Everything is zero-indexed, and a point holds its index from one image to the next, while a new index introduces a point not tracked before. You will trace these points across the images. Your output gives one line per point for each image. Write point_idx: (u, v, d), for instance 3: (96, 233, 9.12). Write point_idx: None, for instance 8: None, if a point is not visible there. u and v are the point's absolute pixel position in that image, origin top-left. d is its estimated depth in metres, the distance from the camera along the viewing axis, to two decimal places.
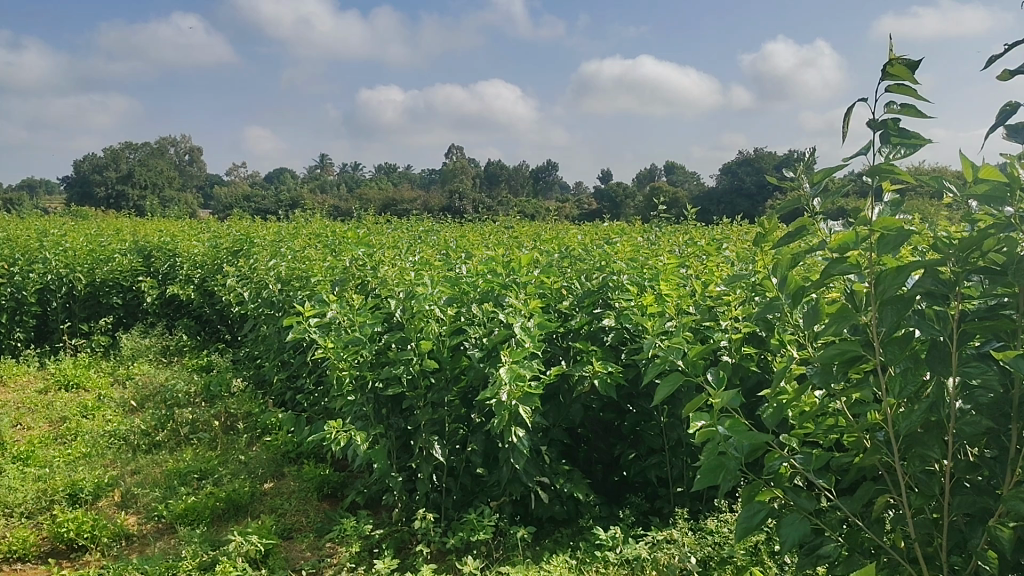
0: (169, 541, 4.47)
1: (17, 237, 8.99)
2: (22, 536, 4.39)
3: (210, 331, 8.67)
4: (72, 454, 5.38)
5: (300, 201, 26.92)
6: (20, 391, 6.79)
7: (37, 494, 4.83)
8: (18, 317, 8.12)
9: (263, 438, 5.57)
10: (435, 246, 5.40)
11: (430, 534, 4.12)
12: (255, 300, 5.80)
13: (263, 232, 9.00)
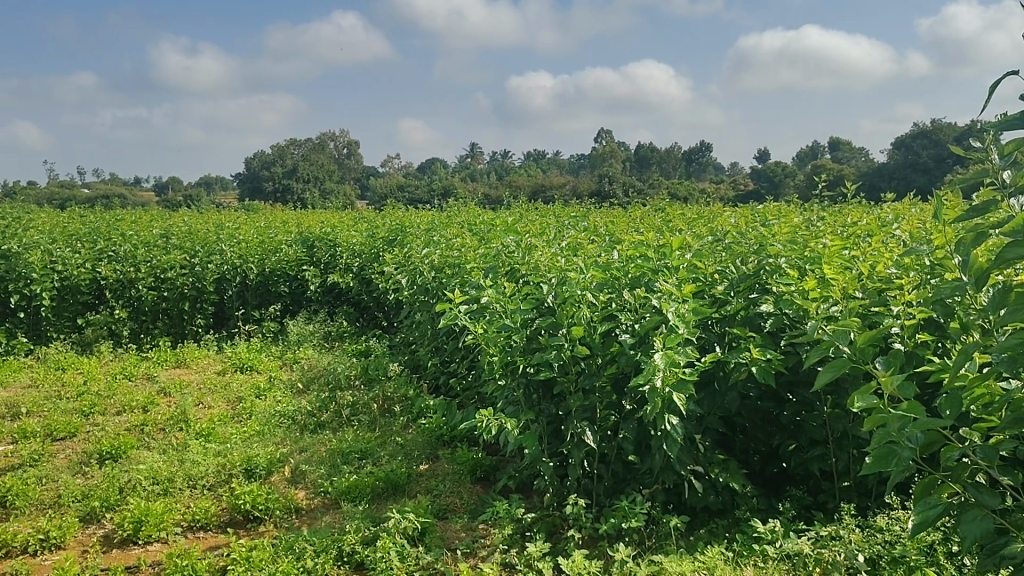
0: (335, 516, 4.72)
1: (198, 230, 9.76)
2: (204, 507, 4.78)
3: (368, 318, 9.07)
4: (247, 431, 5.78)
5: (452, 190, 27.64)
6: (202, 372, 7.38)
7: (217, 468, 5.24)
8: (200, 304, 8.80)
9: (418, 420, 5.75)
10: (584, 232, 5.37)
11: (582, 520, 4.12)
12: (410, 287, 5.99)
13: (417, 221, 9.30)
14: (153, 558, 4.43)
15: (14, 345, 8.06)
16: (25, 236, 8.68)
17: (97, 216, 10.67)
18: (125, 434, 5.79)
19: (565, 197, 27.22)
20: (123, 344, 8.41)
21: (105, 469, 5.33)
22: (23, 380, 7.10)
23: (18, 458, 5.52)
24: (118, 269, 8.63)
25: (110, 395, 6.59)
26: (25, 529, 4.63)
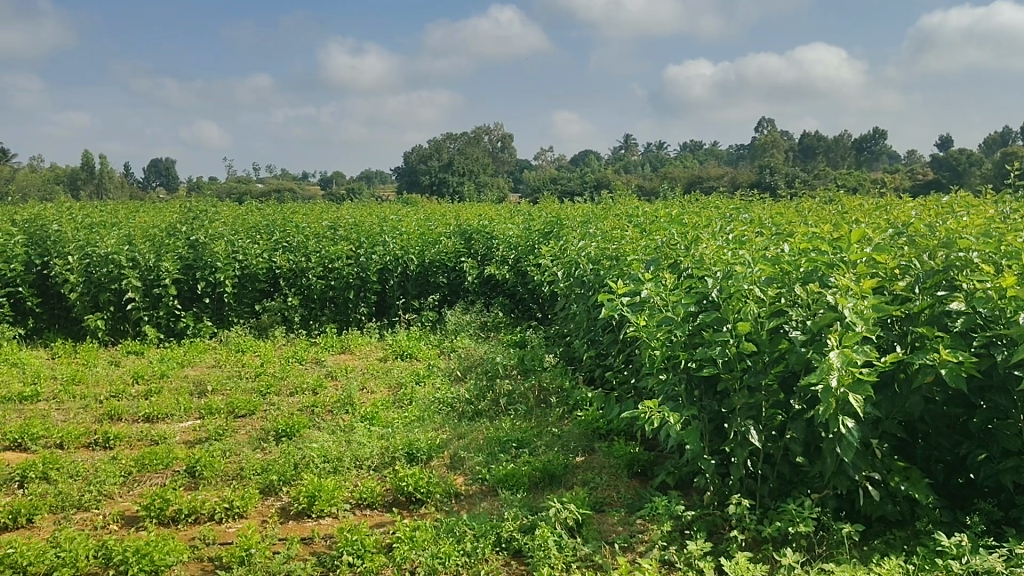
0: (493, 502, 4.82)
1: (363, 221, 10.22)
2: (371, 487, 5.01)
3: (523, 309, 9.24)
4: (409, 416, 6.00)
5: (605, 183, 27.62)
6: (365, 358, 7.73)
7: (381, 450, 5.47)
8: (364, 293, 9.23)
9: (574, 412, 5.77)
10: (751, 224, 5.20)
11: (745, 520, 4.00)
12: (566, 279, 6.01)
13: (573, 214, 9.33)
14: (325, 531, 4.71)
15: (200, 328, 8.76)
16: (211, 227, 9.36)
17: (271, 209, 11.40)
18: (298, 414, 6.16)
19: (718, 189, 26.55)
20: (293, 330, 8.97)
21: (282, 445, 5.70)
22: (208, 360, 7.70)
23: (205, 432, 6.00)
24: (291, 259, 9.21)
25: (284, 376, 7.03)
26: (213, 497, 5.06)
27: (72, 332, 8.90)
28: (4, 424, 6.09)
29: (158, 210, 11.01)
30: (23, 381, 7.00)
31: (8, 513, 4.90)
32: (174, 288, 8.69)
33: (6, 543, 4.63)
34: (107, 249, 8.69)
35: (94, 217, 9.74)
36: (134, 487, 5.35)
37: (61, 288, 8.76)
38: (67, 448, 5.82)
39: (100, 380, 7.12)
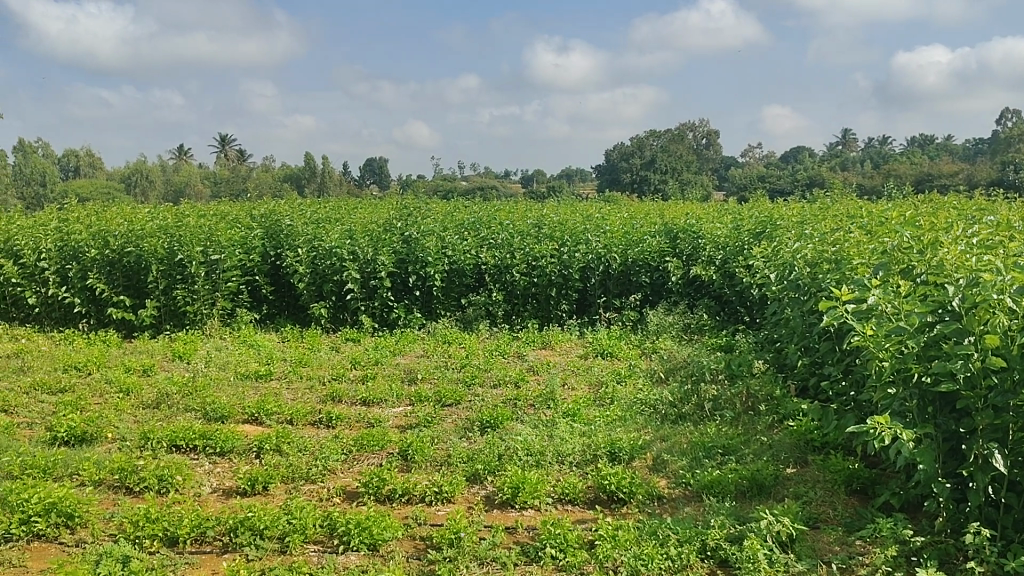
0: (697, 508, 4.72)
1: (566, 219, 10.37)
2: (573, 483, 5.07)
3: (728, 312, 9.12)
4: (610, 415, 6.02)
5: (817, 180, 26.28)
6: (566, 355, 7.86)
7: (583, 447, 5.53)
8: (565, 291, 9.43)
9: (786, 421, 5.54)
10: (1000, 228, 4.74)
11: (985, 552, 3.66)
12: (779, 282, 5.78)
13: (787, 213, 8.94)
14: (528, 523, 4.83)
15: (410, 318, 9.27)
16: (423, 223, 9.85)
17: (476, 207, 11.83)
18: (502, 406, 6.36)
19: (950, 187, 24.32)
20: (497, 324, 9.30)
21: (486, 436, 5.90)
22: (417, 350, 8.13)
23: (417, 418, 6.34)
24: (497, 254, 9.47)
25: (488, 369, 7.28)
26: (424, 480, 5.36)
27: (298, 318, 9.73)
28: (244, 399, 6.77)
29: (374, 207, 11.75)
30: (259, 362, 7.74)
31: (248, 480, 5.50)
32: (388, 281, 9.27)
33: (246, 507, 5.21)
34: (331, 243, 9.42)
35: (319, 213, 10.56)
36: (353, 465, 5.78)
37: (290, 277, 9.58)
38: (296, 425, 6.38)
39: (323, 363, 7.73)
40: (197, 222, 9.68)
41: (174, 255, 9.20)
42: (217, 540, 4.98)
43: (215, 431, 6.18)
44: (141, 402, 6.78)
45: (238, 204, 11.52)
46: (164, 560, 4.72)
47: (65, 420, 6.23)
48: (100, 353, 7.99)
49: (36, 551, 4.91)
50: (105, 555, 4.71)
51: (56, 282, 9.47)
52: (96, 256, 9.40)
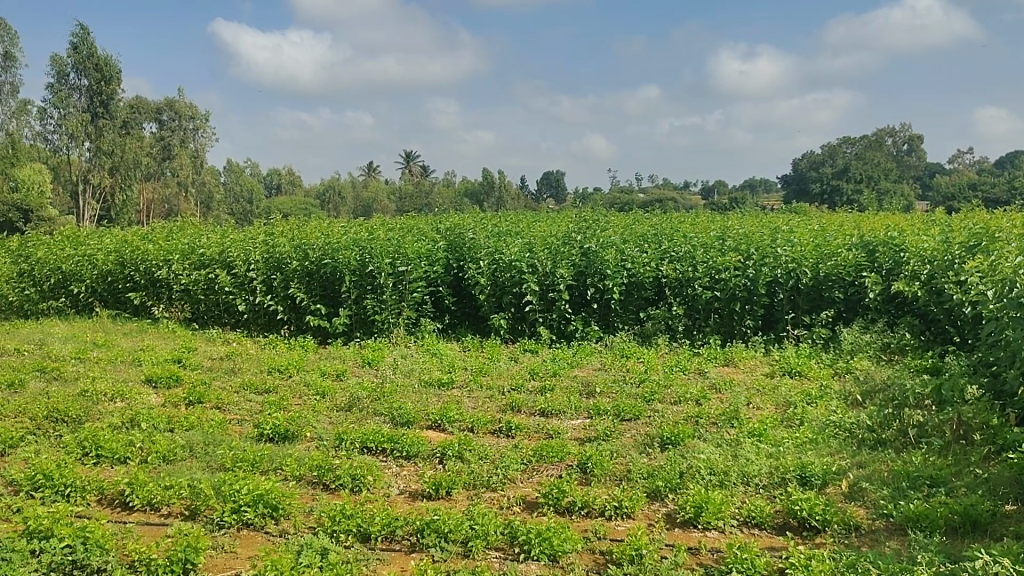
0: (900, 541, 4.41)
1: (753, 232, 10.08)
2: (761, 506, 4.87)
3: (936, 331, 8.41)
4: (801, 438, 5.76)
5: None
6: (751, 373, 7.62)
7: (771, 470, 5.32)
8: (751, 306, 9.14)
9: (1004, 453, 5.06)
10: None
11: None
12: (999, 300, 5.28)
13: (1005, 224, 8.17)
14: (712, 544, 4.68)
15: (587, 331, 9.32)
16: (602, 236, 9.90)
17: (656, 219, 11.70)
18: (683, 423, 6.23)
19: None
20: (677, 339, 9.17)
21: (667, 452, 5.82)
22: (595, 363, 8.14)
23: (595, 431, 6.35)
24: (678, 268, 9.36)
25: (669, 385, 7.17)
26: (604, 494, 5.35)
27: (478, 328, 10.03)
28: (428, 406, 7.05)
29: (552, 220, 11.91)
30: (442, 370, 8.04)
31: (433, 484, 5.73)
32: (566, 293, 9.37)
33: (432, 510, 5.43)
34: (511, 256, 9.63)
35: (499, 226, 10.86)
36: (533, 475, 5.88)
37: (471, 289, 9.91)
38: (477, 433, 6.56)
39: (503, 373, 7.91)
40: (386, 235, 10.22)
41: (365, 267, 9.76)
42: (405, 539, 5.22)
43: (402, 435, 6.48)
44: (336, 405, 7.21)
45: (422, 218, 12.05)
46: (358, 555, 5.00)
47: (270, 419, 6.75)
48: (299, 357, 8.60)
49: (244, 538, 5.35)
50: (306, 546, 5.05)
51: (261, 290, 10.29)
52: (297, 267, 10.14)
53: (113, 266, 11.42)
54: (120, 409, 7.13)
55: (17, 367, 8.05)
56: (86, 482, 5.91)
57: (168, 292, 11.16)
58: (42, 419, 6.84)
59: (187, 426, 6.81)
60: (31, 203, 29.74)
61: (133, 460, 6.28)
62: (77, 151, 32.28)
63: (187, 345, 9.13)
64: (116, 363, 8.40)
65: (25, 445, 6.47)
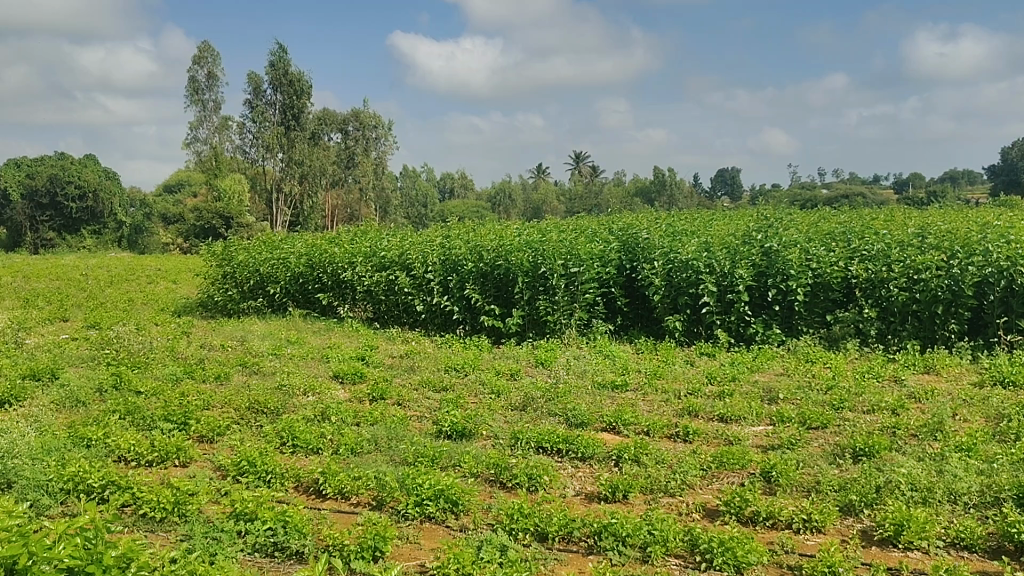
0: None
1: (959, 229, 9.33)
2: (972, 527, 4.48)
3: None
4: (1018, 454, 5.26)
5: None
6: (954, 382, 7.05)
7: (982, 488, 4.91)
8: (955, 309, 8.46)
9: None
10: None
11: None
12: None
13: None
14: (914, 566, 4.35)
15: (769, 334, 8.99)
16: (784, 235, 9.62)
17: (844, 217, 11.08)
18: (878, 434, 5.87)
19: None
20: (868, 343, 8.67)
21: (860, 465, 5.50)
22: (777, 368, 7.84)
23: (780, 439, 6.11)
24: (870, 268, 8.95)
25: (860, 393, 6.77)
26: (791, 506, 5.10)
27: (652, 330, 9.91)
28: (603, 408, 7.02)
29: (728, 219, 11.57)
30: (614, 372, 8.00)
31: (609, 486, 5.69)
32: (745, 294, 9.11)
33: (610, 513, 5.39)
34: (687, 255, 9.47)
35: (673, 227, 10.71)
36: (713, 482, 5.73)
37: (645, 289, 9.82)
38: (653, 437, 6.47)
39: (678, 376, 7.76)
40: (558, 237, 10.33)
41: (538, 269, 9.89)
42: (582, 541, 5.21)
43: (577, 436, 6.49)
44: (511, 404, 7.33)
45: (593, 219, 12.06)
46: (536, 553, 5.05)
47: (449, 416, 6.95)
48: (474, 356, 8.82)
49: (427, 531, 5.53)
50: (486, 542, 5.15)
51: (438, 291, 10.65)
52: (472, 268, 10.42)
53: (304, 267, 12.24)
54: (312, 403, 7.59)
55: (222, 361, 8.78)
56: (284, 470, 6.34)
57: (352, 293, 11.79)
58: (245, 410, 7.42)
59: (373, 420, 7.15)
60: (232, 210, 32.50)
61: (325, 451, 6.67)
62: (271, 162, 35.05)
63: (370, 344, 9.60)
64: (306, 359, 8.97)
65: (230, 434, 7.03)
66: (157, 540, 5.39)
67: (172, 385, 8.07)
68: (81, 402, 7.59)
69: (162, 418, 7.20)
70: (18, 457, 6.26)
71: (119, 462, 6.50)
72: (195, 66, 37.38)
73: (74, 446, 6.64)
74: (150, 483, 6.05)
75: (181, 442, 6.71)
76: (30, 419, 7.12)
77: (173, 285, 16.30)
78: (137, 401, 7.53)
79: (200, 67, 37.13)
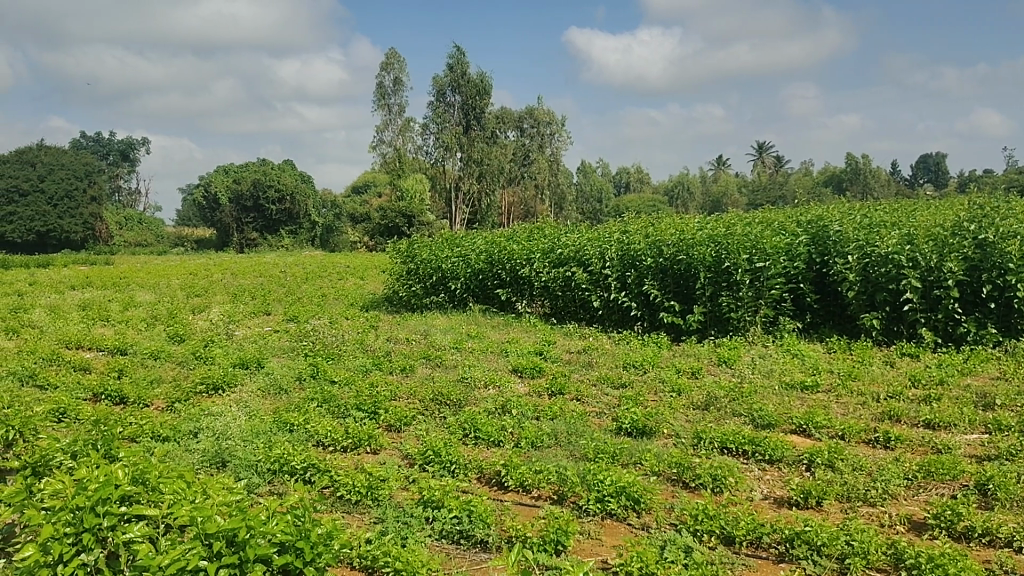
0: None
1: None
2: None
3: None
4: None
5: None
6: None
7: None
8: None
9: None
10: None
11: None
12: None
13: None
14: None
15: (983, 334, 8.25)
16: (1002, 224, 8.68)
17: None
18: None
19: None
20: None
21: None
22: (992, 371, 7.17)
23: (997, 449, 5.58)
24: None
25: None
26: (1012, 523, 4.63)
27: (846, 329, 9.41)
28: (792, 410, 6.71)
29: (935, 208, 10.70)
30: (804, 372, 7.61)
31: (801, 492, 5.41)
32: (955, 290, 8.43)
33: (803, 520, 5.12)
34: (887, 248, 8.89)
35: (869, 217, 10.03)
36: (919, 493, 5.32)
37: (839, 285, 9.34)
38: (849, 442, 6.11)
39: (876, 379, 7.27)
40: (743, 230, 9.97)
41: (721, 263, 9.60)
42: (773, 547, 4.97)
43: (765, 438, 6.23)
44: (693, 403, 7.15)
45: (780, 211, 11.53)
46: (723, 557, 4.87)
47: (629, 413, 6.88)
48: (654, 354, 8.68)
49: (608, 528, 5.49)
50: (670, 542, 5.05)
51: (616, 287, 10.60)
52: (652, 264, 10.27)
53: (483, 263, 12.56)
54: (493, 396, 7.77)
55: (408, 354, 9.18)
56: (467, 461, 6.52)
57: (530, 289, 11.98)
58: (430, 401, 7.71)
59: (552, 415, 7.21)
60: (414, 209, 34.10)
61: (506, 444, 6.80)
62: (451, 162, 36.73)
63: (548, 339, 9.70)
64: (486, 353, 9.19)
65: (416, 424, 7.32)
66: (353, 522, 5.70)
67: (363, 375, 8.53)
68: (283, 390, 8.18)
69: (355, 407, 7.62)
70: (232, 438, 6.85)
71: (318, 446, 6.95)
72: (382, 72, 39.45)
73: (279, 430, 7.18)
74: (346, 468, 6.41)
75: (372, 430, 7.08)
76: (240, 404, 7.76)
77: (361, 281, 17.26)
78: (333, 391, 8.02)
79: (387, 72, 39.09)
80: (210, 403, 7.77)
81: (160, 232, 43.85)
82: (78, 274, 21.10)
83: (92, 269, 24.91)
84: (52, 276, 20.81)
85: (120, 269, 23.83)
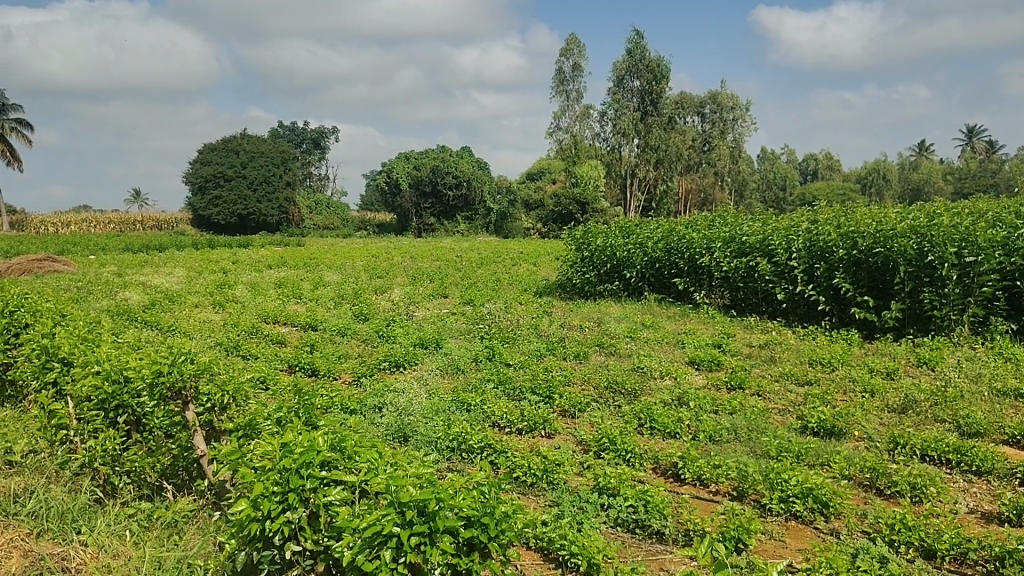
0: None
1: None
2: None
3: None
4: None
5: None
6: None
7: None
8: None
9: None
10: None
11: None
12: None
13: None
14: None
15: None
16: None
17: None
18: None
19: None
20: None
21: None
22: None
23: None
24: None
25: None
26: None
27: None
28: (1005, 419, 6.16)
29: None
30: (1018, 379, 6.97)
31: (1014, 508, 4.95)
32: None
33: (1016, 538, 4.68)
34: None
35: None
36: None
37: None
38: None
39: None
40: (950, 220, 9.20)
41: (924, 256, 8.94)
42: (980, 565, 4.59)
43: (972, 447, 5.74)
44: (887, 405, 6.74)
45: (991, 199, 10.56)
46: (922, 571, 4.54)
47: (816, 412, 6.55)
48: (844, 351, 8.22)
49: (794, 530, 5.25)
50: (862, 550, 4.77)
51: (803, 279, 10.15)
52: (845, 256, 9.74)
53: (660, 252, 12.37)
54: (670, 387, 7.66)
55: (582, 341, 9.22)
56: (644, 450, 6.45)
57: (709, 279, 11.71)
58: (603, 389, 7.71)
59: (731, 409, 7.01)
60: (588, 197, 34.26)
61: (683, 436, 6.67)
62: (627, 148, 36.84)
63: (726, 331, 9.45)
64: (662, 343, 9.07)
65: (590, 410, 7.34)
66: (529, 503, 5.79)
67: (537, 360, 8.66)
68: (460, 369, 8.46)
69: (530, 390, 7.74)
70: (414, 414, 7.14)
71: (494, 427, 7.11)
72: (561, 58, 39.81)
73: (457, 409, 7.40)
74: (522, 450, 6.53)
75: (547, 414, 7.16)
76: (421, 382, 8.09)
77: (534, 267, 17.55)
78: (508, 373, 8.20)
79: (568, 58, 39.35)
80: (393, 380, 8.15)
81: (346, 216, 46.53)
82: (274, 254, 22.70)
83: (286, 249, 26.97)
84: (252, 256, 22.63)
85: (310, 250, 25.44)
